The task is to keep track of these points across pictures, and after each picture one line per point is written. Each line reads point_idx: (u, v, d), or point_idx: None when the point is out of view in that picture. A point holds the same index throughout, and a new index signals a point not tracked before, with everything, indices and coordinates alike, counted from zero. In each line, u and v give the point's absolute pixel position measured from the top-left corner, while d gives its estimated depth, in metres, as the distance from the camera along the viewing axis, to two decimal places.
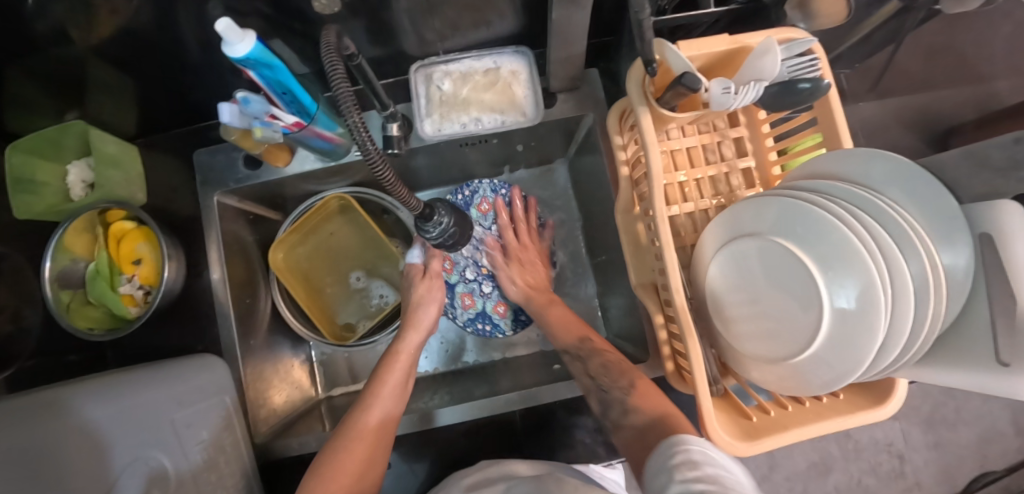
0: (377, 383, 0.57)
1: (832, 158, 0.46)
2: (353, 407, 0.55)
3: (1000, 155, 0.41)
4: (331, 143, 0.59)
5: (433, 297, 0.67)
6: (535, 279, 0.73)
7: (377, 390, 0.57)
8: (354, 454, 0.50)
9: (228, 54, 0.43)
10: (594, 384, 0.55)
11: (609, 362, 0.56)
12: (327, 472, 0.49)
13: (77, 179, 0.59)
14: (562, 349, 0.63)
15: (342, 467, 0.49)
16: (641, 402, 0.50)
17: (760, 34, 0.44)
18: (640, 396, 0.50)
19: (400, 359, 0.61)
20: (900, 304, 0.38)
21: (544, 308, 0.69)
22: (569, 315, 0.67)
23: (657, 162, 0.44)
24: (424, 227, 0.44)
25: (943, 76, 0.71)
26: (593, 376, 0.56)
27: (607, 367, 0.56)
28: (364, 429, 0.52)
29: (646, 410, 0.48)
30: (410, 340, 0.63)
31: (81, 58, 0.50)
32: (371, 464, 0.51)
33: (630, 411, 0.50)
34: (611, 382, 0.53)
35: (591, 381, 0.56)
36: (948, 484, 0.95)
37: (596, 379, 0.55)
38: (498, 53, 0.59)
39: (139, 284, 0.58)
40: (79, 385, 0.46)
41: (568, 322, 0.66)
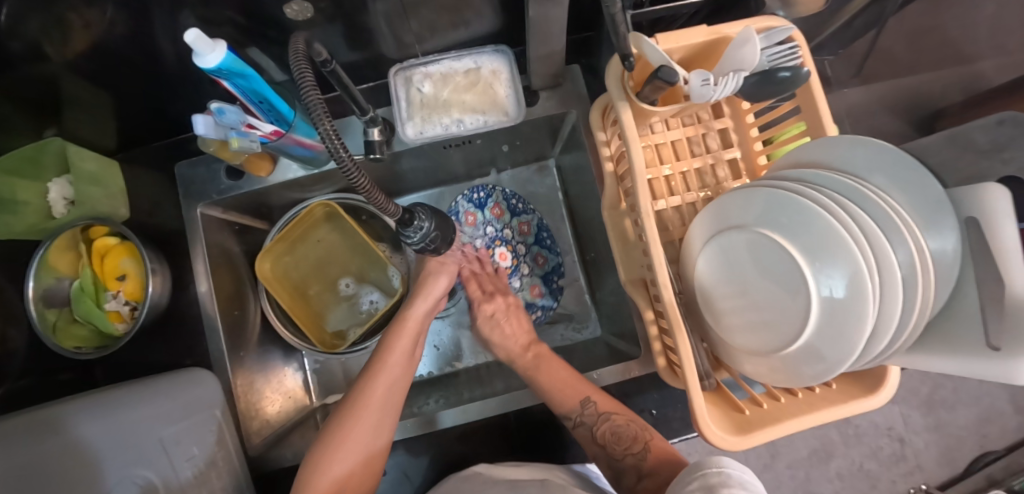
0: (384, 353, 0.55)
1: (817, 146, 0.45)
2: (356, 383, 0.54)
3: (984, 139, 0.44)
4: (312, 151, 0.59)
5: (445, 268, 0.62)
6: (521, 331, 0.65)
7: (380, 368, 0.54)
8: (358, 428, 0.50)
9: (200, 66, 0.42)
10: (602, 452, 0.53)
11: (618, 428, 0.53)
12: (338, 437, 0.50)
13: (58, 196, 0.59)
14: (563, 418, 0.55)
15: (353, 435, 0.50)
16: (658, 469, 0.49)
17: (738, 23, 0.44)
18: (660, 459, 0.50)
19: (408, 326, 0.58)
20: (889, 292, 0.37)
21: (535, 365, 0.59)
22: (565, 372, 0.57)
23: (639, 158, 0.43)
24: (405, 232, 0.44)
25: (927, 58, 0.71)
26: (602, 443, 0.53)
27: (619, 432, 0.52)
28: (368, 405, 0.52)
29: (659, 476, 0.49)
30: (418, 309, 0.60)
31: (54, 75, 0.50)
32: (375, 438, 0.51)
33: (644, 478, 0.50)
34: (623, 449, 0.52)
35: (598, 448, 0.53)
36: (950, 466, 0.95)
37: (606, 447, 0.53)
38: (478, 52, 0.58)
39: (125, 300, 0.58)
40: (70, 404, 0.47)
41: (558, 380, 0.56)
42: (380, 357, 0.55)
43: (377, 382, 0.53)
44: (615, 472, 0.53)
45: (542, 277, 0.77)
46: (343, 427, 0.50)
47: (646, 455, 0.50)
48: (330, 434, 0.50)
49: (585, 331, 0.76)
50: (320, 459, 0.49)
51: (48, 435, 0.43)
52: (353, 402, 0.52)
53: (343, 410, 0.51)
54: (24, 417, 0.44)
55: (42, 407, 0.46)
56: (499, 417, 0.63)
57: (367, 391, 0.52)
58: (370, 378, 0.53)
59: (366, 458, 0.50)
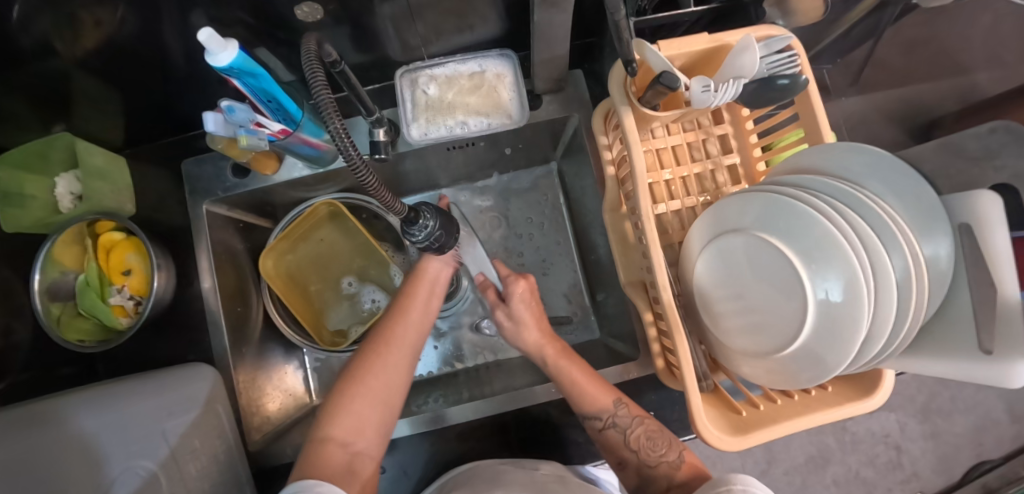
0: (403, 302, 0.57)
1: (814, 152, 0.47)
2: (376, 327, 0.56)
3: (976, 144, 0.45)
4: (318, 150, 0.59)
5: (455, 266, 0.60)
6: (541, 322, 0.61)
7: (398, 319, 0.55)
8: (376, 372, 0.51)
9: (212, 64, 0.43)
10: (633, 456, 0.53)
11: (652, 433, 0.53)
12: (357, 378, 0.50)
13: (65, 191, 0.59)
14: (585, 419, 0.54)
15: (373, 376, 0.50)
16: (689, 480, 0.50)
17: (738, 32, 0.45)
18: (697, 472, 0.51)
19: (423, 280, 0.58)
20: (884, 297, 0.38)
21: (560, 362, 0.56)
22: (588, 374, 0.55)
23: (640, 161, 0.44)
24: (410, 231, 0.44)
25: (925, 68, 0.73)
26: (635, 447, 0.53)
27: (654, 438, 0.52)
28: (387, 353, 0.52)
29: (686, 484, 0.50)
30: (434, 261, 0.58)
31: (66, 71, 0.51)
32: (395, 381, 0.51)
33: (675, 488, 0.50)
34: (657, 454, 0.52)
35: (630, 453, 0.53)
36: (946, 474, 0.96)
37: (638, 452, 0.52)
38: (483, 56, 0.59)
39: (129, 294, 0.58)
40: (70, 393, 0.48)
41: (591, 382, 0.54)
42: (401, 310, 0.56)
43: (394, 331, 0.54)
44: (641, 480, 0.53)
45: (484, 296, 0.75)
46: (360, 372, 0.51)
47: (681, 462, 0.51)
48: (348, 380, 0.51)
49: (584, 333, 0.77)
50: (339, 405, 0.49)
51: (48, 428, 0.46)
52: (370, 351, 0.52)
53: (359, 358, 0.52)
54: (17, 412, 0.46)
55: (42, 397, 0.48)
56: (499, 416, 0.63)
57: (387, 333, 0.54)
58: (388, 322, 0.55)
59: (387, 402, 0.50)
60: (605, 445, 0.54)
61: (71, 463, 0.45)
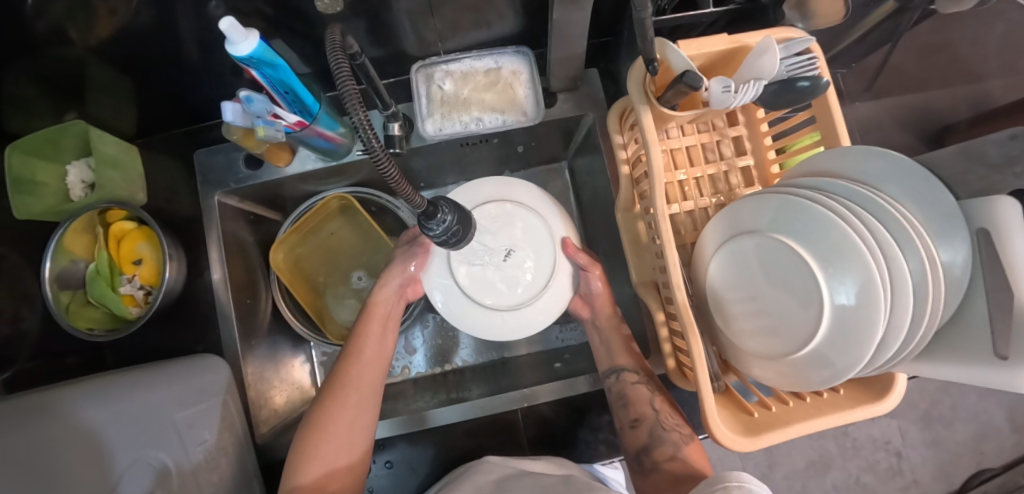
0: (354, 344, 0.59)
1: (831, 156, 0.47)
2: (333, 371, 0.58)
3: (998, 152, 0.45)
4: (332, 143, 0.59)
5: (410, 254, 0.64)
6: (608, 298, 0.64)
7: (353, 358, 0.58)
8: (338, 419, 0.53)
9: (231, 53, 0.42)
10: (651, 417, 0.54)
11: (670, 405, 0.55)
12: (319, 424, 0.53)
13: (76, 179, 0.59)
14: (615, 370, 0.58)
15: (334, 419, 0.53)
16: (690, 455, 0.51)
17: (758, 33, 0.45)
18: (695, 450, 0.52)
19: (375, 315, 0.62)
20: (901, 301, 0.38)
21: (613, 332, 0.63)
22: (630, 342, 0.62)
23: (657, 160, 0.44)
24: (428, 225, 0.44)
25: (938, 75, 0.73)
26: (655, 410, 0.55)
27: (673, 411, 0.55)
28: (344, 395, 0.54)
29: (691, 463, 0.50)
30: (385, 299, 0.63)
31: (81, 59, 0.50)
32: (359, 421, 0.54)
33: (677, 459, 0.51)
34: (672, 424, 0.54)
35: (648, 412, 0.54)
36: (946, 482, 0.96)
37: (656, 414, 0.54)
38: (499, 53, 0.59)
39: (140, 284, 0.58)
40: (69, 388, 0.46)
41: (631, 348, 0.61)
42: (353, 353, 0.58)
43: (350, 374, 0.56)
44: (648, 443, 0.53)
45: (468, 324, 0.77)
46: (323, 421, 0.53)
47: (690, 438, 0.52)
48: (311, 427, 0.53)
49: None
50: (305, 453, 0.51)
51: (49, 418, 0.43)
52: (336, 388, 0.55)
53: (326, 393, 0.55)
54: (18, 402, 0.43)
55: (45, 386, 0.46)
56: (507, 414, 0.63)
57: (343, 375, 0.56)
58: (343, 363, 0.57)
59: (353, 444, 0.53)
60: (626, 403, 0.56)
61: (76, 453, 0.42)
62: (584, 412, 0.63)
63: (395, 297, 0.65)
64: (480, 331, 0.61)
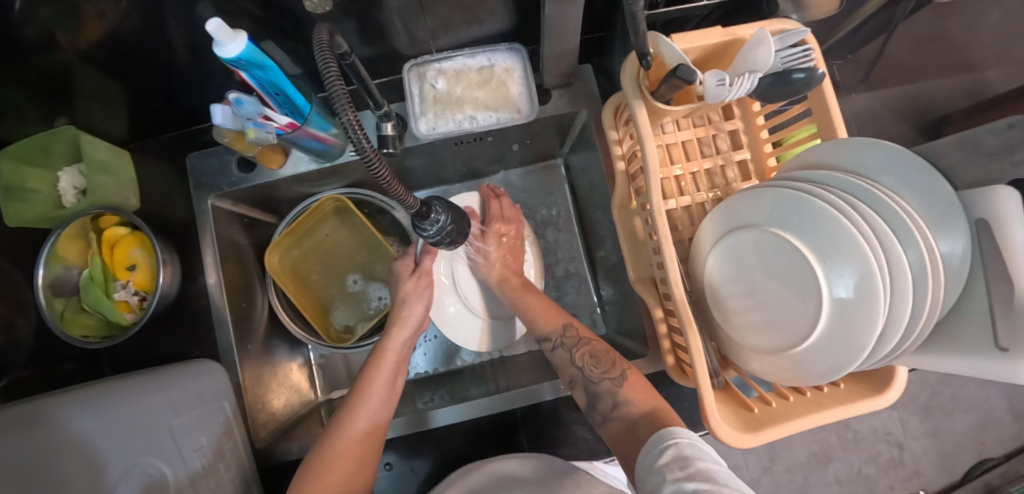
0: (364, 385, 0.55)
1: (828, 148, 0.46)
2: (338, 411, 0.53)
3: (995, 141, 0.44)
4: (325, 144, 0.59)
5: (421, 294, 0.63)
6: (508, 261, 0.69)
7: (361, 401, 0.53)
8: (338, 467, 0.48)
9: (220, 55, 0.42)
10: (579, 374, 0.53)
11: (596, 352, 0.53)
12: (315, 471, 0.47)
13: (68, 185, 0.59)
14: (540, 338, 0.59)
15: (335, 466, 0.48)
16: (633, 395, 0.48)
17: (752, 25, 0.44)
18: (633, 388, 0.49)
19: (387, 357, 0.58)
20: (899, 292, 0.38)
21: (520, 293, 0.65)
22: (545, 303, 0.63)
23: (653, 155, 0.44)
24: (421, 225, 0.43)
25: (934, 64, 0.72)
26: (580, 364, 0.53)
27: (597, 358, 0.53)
28: (348, 442, 0.50)
29: (639, 403, 0.47)
30: (399, 338, 0.60)
31: (70, 63, 0.50)
32: (356, 476, 0.49)
33: (620, 404, 0.48)
34: (600, 372, 0.51)
35: (576, 370, 0.53)
36: (948, 472, 0.96)
37: (583, 369, 0.53)
38: (491, 50, 0.58)
39: (134, 290, 0.58)
40: (60, 398, 0.43)
41: (546, 309, 0.61)
42: (362, 396, 0.54)
43: (355, 420, 0.51)
44: (590, 398, 0.51)
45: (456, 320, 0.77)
46: (319, 469, 0.48)
47: (623, 379, 0.49)
48: (305, 473, 0.48)
49: (589, 329, 0.77)
50: None
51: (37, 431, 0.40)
52: (336, 431, 0.51)
53: (326, 437, 0.50)
54: (14, 412, 0.41)
55: (24, 402, 0.42)
56: (507, 413, 0.63)
57: (348, 418, 0.51)
58: (352, 406, 0.53)
59: None
60: (557, 369, 0.56)
61: (69, 468, 0.40)
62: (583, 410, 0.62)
63: (408, 344, 0.61)
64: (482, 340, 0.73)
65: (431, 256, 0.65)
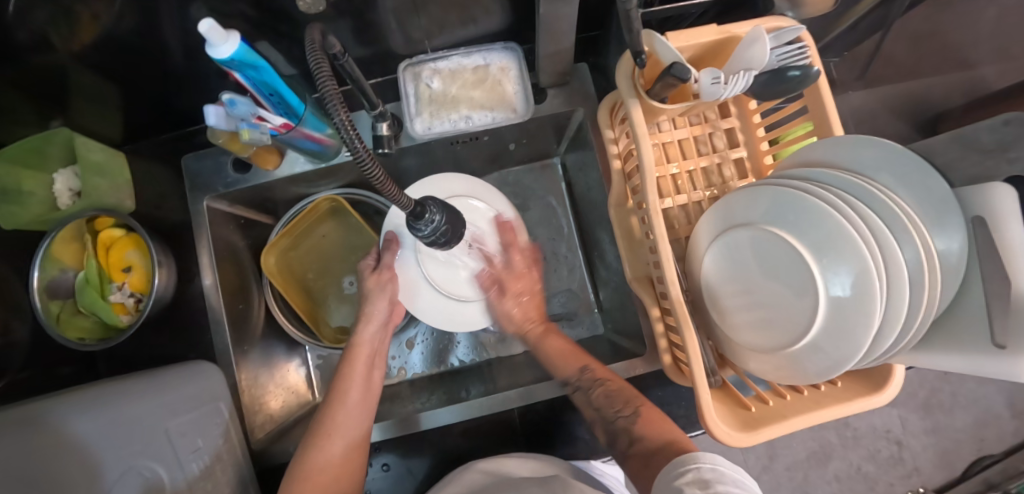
0: (339, 384, 0.55)
1: (823, 146, 0.46)
2: (318, 410, 0.54)
3: (990, 138, 0.45)
4: (321, 145, 0.58)
5: (383, 290, 0.62)
6: (531, 309, 0.65)
7: (338, 398, 0.53)
8: (324, 467, 0.48)
9: (212, 56, 0.42)
10: (596, 415, 0.53)
11: (611, 391, 0.53)
12: (302, 472, 0.48)
13: (64, 188, 0.59)
14: (561, 381, 0.57)
15: (321, 467, 0.48)
16: (647, 431, 0.48)
17: (747, 23, 0.44)
18: (648, 424, 0.49)
19: (360, 353, 0.58)
20: (897, 289, 0.38)
21: (539, 340, 0.63)
22: (566, 345, 0.61)
23: (649, 154, 0.43)
24: (416, 225, 0.43)
25: (931, 61, 0.72)
26: (597, 406, 0.53)
27: (613, 395, 0.53)
28: (330, 441, 0.50)
29: (654, 437, 0.47)
30: (369, 332, 0.60)
31: (64, 65, 0.50)
32: (343, 474, 0.49)
33: (636, 440, 0.48)
34: (616, 411, 0.52)
35: (593, 412, 0.54)
36: (947, 469, 0.96)
37: (600, 411, 0.53)
38: (487, 49, 0.58)
39: (130, 292, 0.58)
40: (57, 401, 0.43)
41: (565, 353, 0.59)
42: (339, 393, 0.54)
43: (335, 418, 0.52)
44: (609, 435, 0.52)
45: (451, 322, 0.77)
46: (304, 468, 0.48)
47: (636, 417, 0.50)
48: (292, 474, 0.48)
49: (587, 328, 0.77)
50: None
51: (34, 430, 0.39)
52: (318, 429, 0.51)
53: (309, 436, 0.51)
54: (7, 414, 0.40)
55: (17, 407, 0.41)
56: (504, 414, 0.63)
57: (327, 419, 0.52)
58: (330, 405, 0.53)
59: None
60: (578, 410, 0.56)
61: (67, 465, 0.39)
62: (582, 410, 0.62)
63: (378, 336, 0.61)
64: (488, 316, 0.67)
65: (393, 250, 0.64)
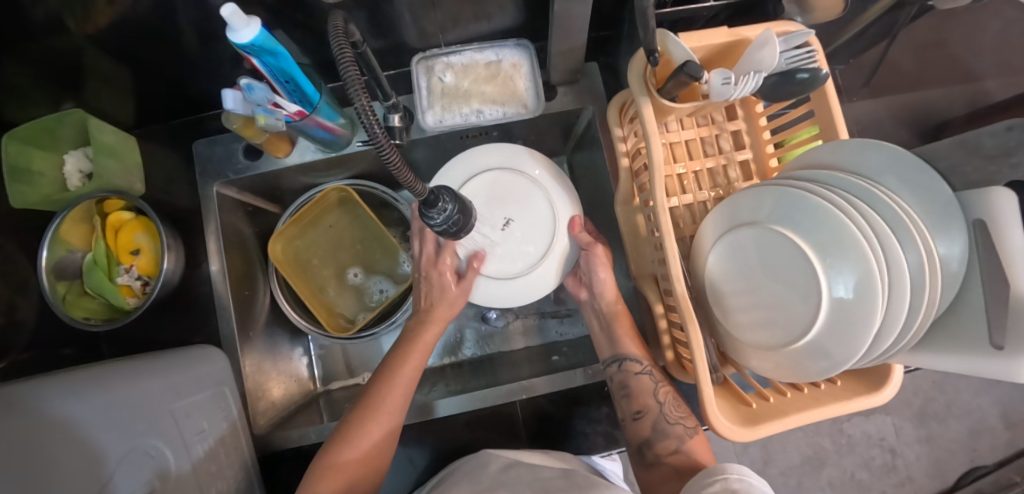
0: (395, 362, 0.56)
1: (828, 149, 0.47)
2: (371, 380, 0.56)
3: (992, 144, 0.46)
4: (332, 134, 0.59)
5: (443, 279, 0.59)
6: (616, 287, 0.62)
7: (391, 375, 0.55)
8: (369, 433, 0.51)
9: (232, 40, 0.42)
10: (656, 407, 0.54)
11: (677, 399, 0.56)
12: (350, 436, 0.51)
13: (73, 169, 0.59)
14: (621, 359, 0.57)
15: (365, 432, 0.51)
16: (694, 448, 0.52)
17: (757, 27, 0.45)
18: (699, 445, 0.53)
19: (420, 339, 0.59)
20: (897, 292, 0.38)
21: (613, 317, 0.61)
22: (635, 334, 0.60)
23: (658, 152, 0.44)
24: (428, 214, 0.44)
25: (934, 73, 0.74)
26: (660, 400, 0.55)
27: (678, 401, 0.56)
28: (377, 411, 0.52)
29: (699, 459, 0.51)
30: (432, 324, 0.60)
31: (80, 47, 0.50)
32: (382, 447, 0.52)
33: (683, 450, 0.52)
34: (677, 416, 0.54)
35: (654, 404, 0.55)
36: (939, 479, 0.97)
37: (661, 405, 0.55)
38: (499, 45, 0.59)
39: (137, 275, 0.58)
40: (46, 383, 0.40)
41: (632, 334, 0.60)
42: (392, 369, 0.55)
43: (385, 391, 0.53)
44: (651, 436, 0.53)
45: None
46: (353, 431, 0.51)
47: (695, 431, 0.53)
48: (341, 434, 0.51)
49: None
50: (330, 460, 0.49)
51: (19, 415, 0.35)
52: (369, 401, 0.53)
53: (360, 402, 0.53)
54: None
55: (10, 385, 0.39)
56: (505, 406, 0.63)
57: (380, 389, 0.54)
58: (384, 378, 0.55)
59: (369, 465, 0.51)
60: (633, 395, 0.56)
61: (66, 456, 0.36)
62: (583, 405, 0.63)
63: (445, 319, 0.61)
64: (538, 291, 0.59)
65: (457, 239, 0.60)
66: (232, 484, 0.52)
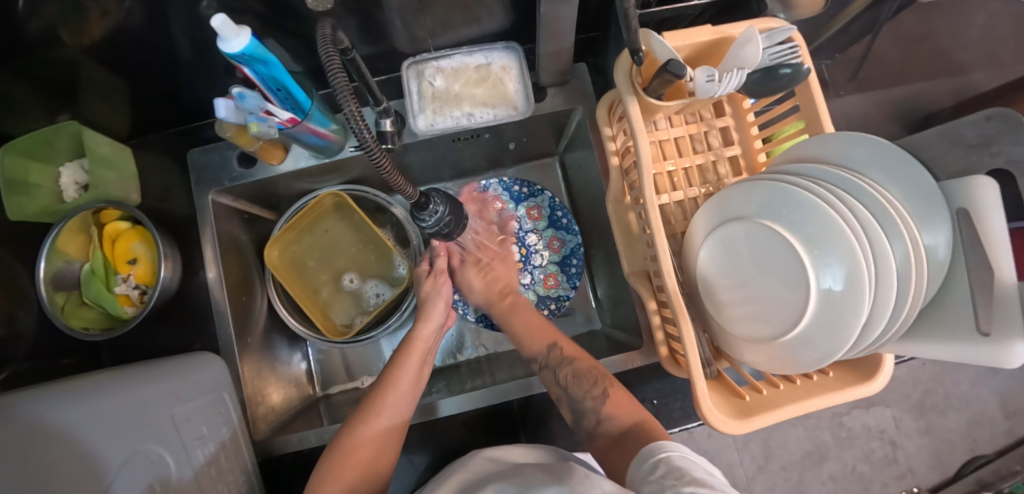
0: (392, 372, 0.57)
1: (816, 143, 0.48)
2: (371, 390, 0.56)
3: (973, 133, 0.48)
4: (325, 140, 0.60)
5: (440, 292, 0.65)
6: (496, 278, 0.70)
7: (391, 385, 0.55)
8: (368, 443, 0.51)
9: (223, 50, 0.43)
10: (564, 393, 0.56)
11: (580, 370, 0.56)
12: (348, 445, 0.50)
13: (70, 181, 0.60)
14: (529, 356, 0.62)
15: (364, 445, 0.50)
16: (616, 411, 0.52)
17: (741, 24, 0.46)
18: (615, 406, 0.52)
19: (415, 349, 0.60)
20: (885, 282, 0.39)
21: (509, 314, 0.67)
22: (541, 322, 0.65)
23: (646, 149, 0.44)
24: (421, 216, 0.50)
25: (920, 67, 0.75)
26: (564, 385, 0.56)
27: (582, 376, 0.56)
28: (376, 421, 0.52)
29: (623, 418, 0.50)
30: (426, 329, 0.62)
31: (75, 59, 0.51)
32: (380, 457, 0.51)
33: (604, 421, 0.52)
34: (585, 391, 0.54)
35: (559, 389, 0.56)
36: (940, 470, 0.97)
37: (567, 389, 0.55)
38: (489, 48, 0.60)
39: (135, 284, 0.59)
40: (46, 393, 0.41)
41: (538, 328, 0.64)
42: (391, 379, 0.56)
43: (384, 401, 0.54)
44: (576, 416, 0.55)
45: (558, 264, 0.78)
46: (349, 438, 0.51)
47: (605, 397, 0.53)
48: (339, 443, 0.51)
49: (585, 325, 0.79)
50: (322, 474, 0.49)
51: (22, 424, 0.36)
52: (365, 410, 0.53)
53: (358, 411, 0.53)
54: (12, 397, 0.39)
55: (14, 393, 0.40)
56: (503, 406, 0.64)
57: (378, 399, 0.54)
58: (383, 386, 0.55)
59: (368, 477, 0.50)
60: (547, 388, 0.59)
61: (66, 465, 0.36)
62: None
63: (433, 337, 0.63)
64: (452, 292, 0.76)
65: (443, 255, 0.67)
66: (233, 489, 0.53)
